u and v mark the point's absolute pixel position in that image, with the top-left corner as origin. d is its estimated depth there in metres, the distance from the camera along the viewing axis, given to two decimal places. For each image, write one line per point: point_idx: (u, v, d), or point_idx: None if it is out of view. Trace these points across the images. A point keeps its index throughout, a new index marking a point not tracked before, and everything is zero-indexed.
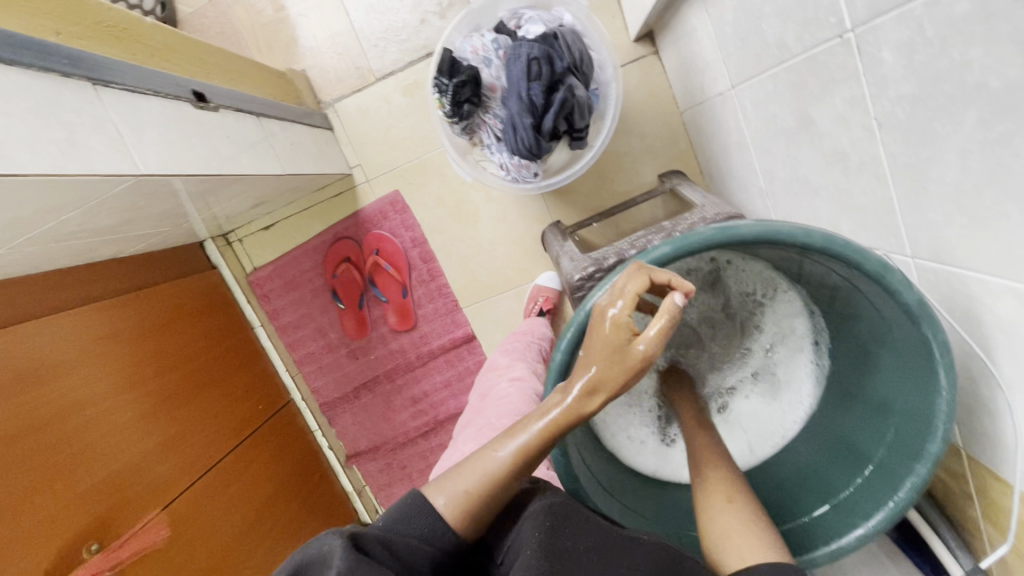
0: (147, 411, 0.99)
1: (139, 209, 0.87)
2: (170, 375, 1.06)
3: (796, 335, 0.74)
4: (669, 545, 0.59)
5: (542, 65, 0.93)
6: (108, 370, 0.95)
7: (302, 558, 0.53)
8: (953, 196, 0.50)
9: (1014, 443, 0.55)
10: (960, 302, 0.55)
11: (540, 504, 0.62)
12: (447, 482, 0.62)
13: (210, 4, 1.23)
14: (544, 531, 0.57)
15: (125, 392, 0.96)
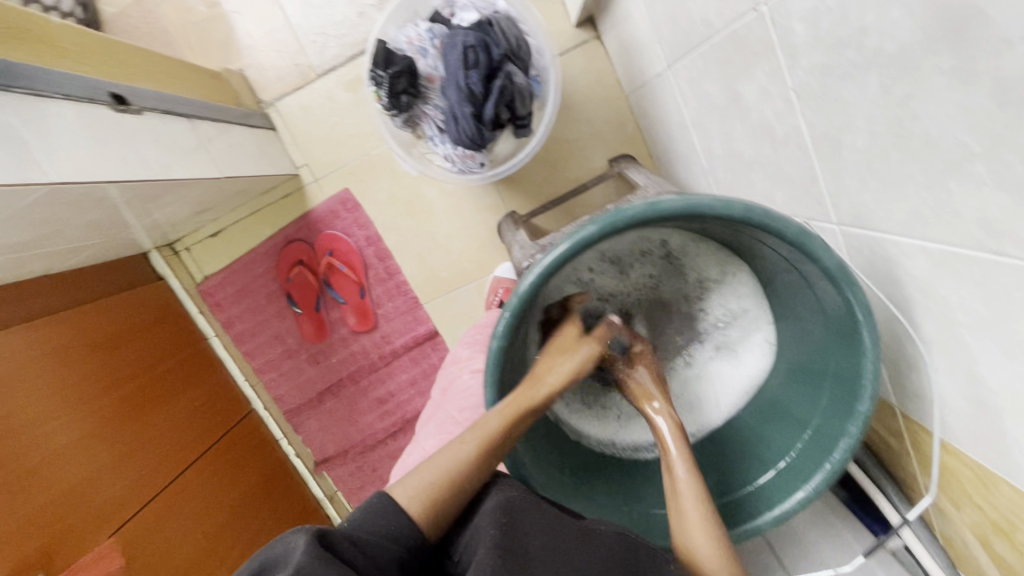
0: (103, 426, 0.96)
1: (67, 221, 0.77)
2: (113, 394, 1.00)
3: (744, 310, 0.67)
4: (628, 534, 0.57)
5: (478, 52, 0.84)
6: (46, 392, 0.89)
7: (261, 563, 0.46)
8: (874, 177, 0.47)
9: (935, 398, 0.53)
10: (882, 267, 0.53)
11: (498, 497, 0.57)
12: (408, 479, 0.56)
13: (136, 4, 1.17)
14: (501, 529, 0.53)
15: (66, 414, 0.90)
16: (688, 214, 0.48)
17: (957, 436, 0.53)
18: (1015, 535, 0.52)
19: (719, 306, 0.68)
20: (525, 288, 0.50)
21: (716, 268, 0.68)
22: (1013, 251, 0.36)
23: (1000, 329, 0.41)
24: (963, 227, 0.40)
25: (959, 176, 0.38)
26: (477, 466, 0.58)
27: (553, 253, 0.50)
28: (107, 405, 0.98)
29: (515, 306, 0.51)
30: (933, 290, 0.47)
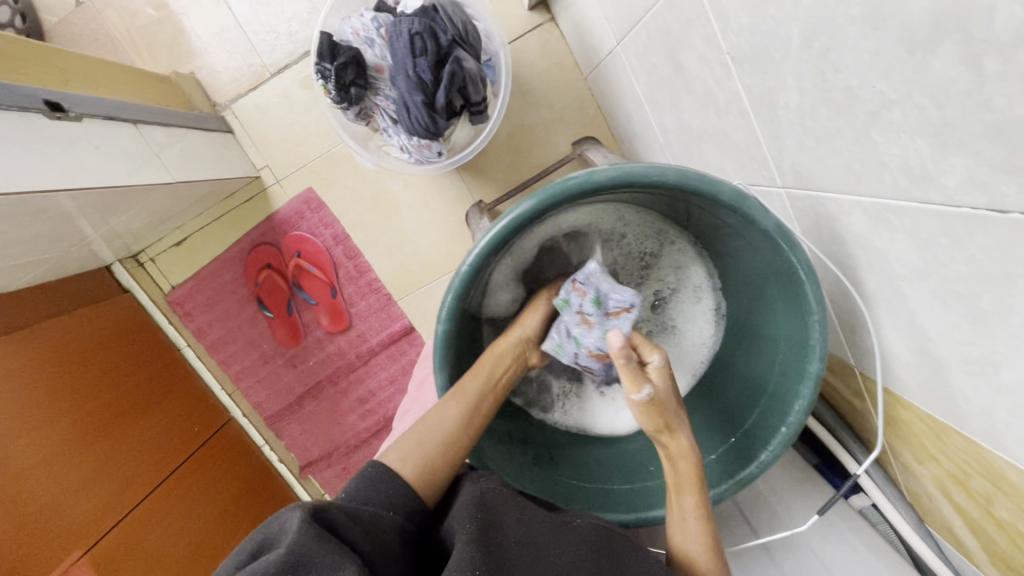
0: (69, 443, 0.92)
1: (19, 234, 0.75)
2: (84, 407, 0.98)
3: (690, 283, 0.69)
4: (601, 525, 0.57)
5: (425, 39, 0.83)
6: (13, 406, 0.86)
7: (257, 543, 0.43)
8: (808, 135, 0.47)
9: (887, 354, 0.53)
10: (826, 227, 0.53)
11: (470, 491, 0.55)
12: (395, 443, 0.56)
13: (78, 10, 1.14)
14: (478, 522, 0.50)
15: (35, 428, 0.88)
16: (622, 183, 0.47)
17: (909, 390, 0.53)
18: (970, 483, 0.52)
19: (665, 281, 0.69)
20: (466, 270, 0.50)
21: (661, 240, 0.68)
22: (935, 196, 0.36)
23: (933, 277, 0.41)
24: (889, 177, 0.40)
25: (880, 126, 0.38)
26: (461, 426, 0.59)
27: (490, 233, 0.49)
28: (72, 423, 0.95)
29: (457, 289, 0.51)
30: (872, 244, 0.47)
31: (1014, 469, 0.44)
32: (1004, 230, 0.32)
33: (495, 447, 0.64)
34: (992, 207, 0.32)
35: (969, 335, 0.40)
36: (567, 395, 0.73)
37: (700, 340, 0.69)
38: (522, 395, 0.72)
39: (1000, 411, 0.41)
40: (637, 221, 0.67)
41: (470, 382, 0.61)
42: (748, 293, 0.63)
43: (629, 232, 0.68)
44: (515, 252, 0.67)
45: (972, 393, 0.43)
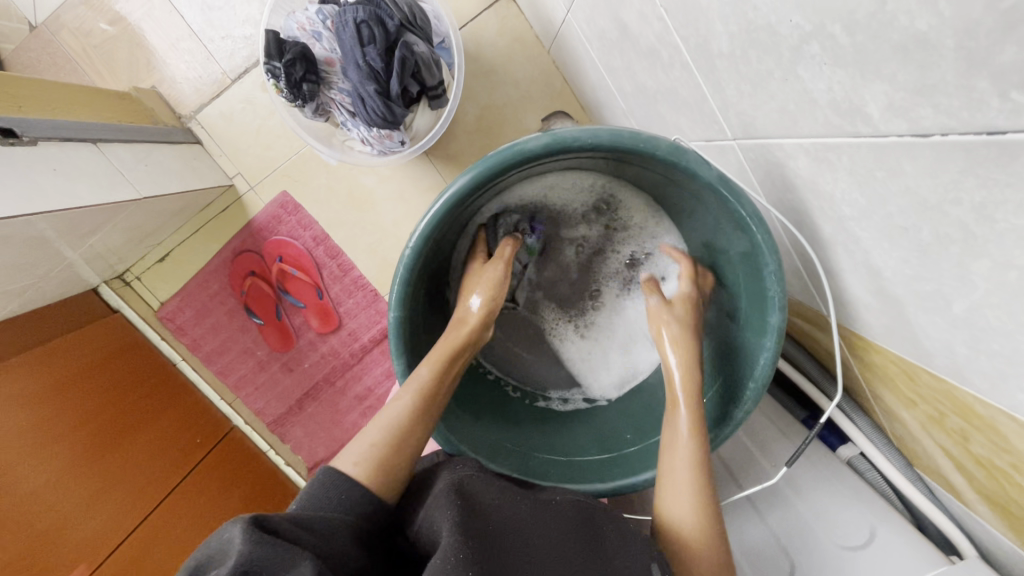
0: (80, 457, 0.94)
1: None
2: (92, 422, 1.00)
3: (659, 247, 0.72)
4: (582, 502, 0.56)
5: (372, 27, 0.81)
6: (25, 423, 0.88)
7: (199, 561, 0.39)
8: (744, 81, 0.45)
9: (852, 300, 0.52)
10: (777, 174, 0.51)
11: (447, 480, 0.53)
12: (350, 444, 0.52)
13: (33, 36, 1.14)
14: (461, 508, 0.48)
15: (47, 444, 0.90)
16: (555, 150, 0.48)
17: (876, 332, 0.52)
18: (947, 423, 0.51)
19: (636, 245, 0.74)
20: (410, 250, 0.54)
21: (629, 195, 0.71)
22: (865, 129, 0.35)
23: (878, 215, 0.39)
24: (822, 114, 0.38)
25: (804, 61, 0.36)
26: (424, 412, 0.57)
27: (429, 215, 0.52)
28: (83, 436, 0.97)
29: (405, 270, 0.55)
30: (819, 188, 0.45)
31: (981, 402, 0.42)
32: (930, 154, 0.31)
33: (467, 430, 0.64)
34: (916, 132, 0.31)
35: (919, 269, 0.39)
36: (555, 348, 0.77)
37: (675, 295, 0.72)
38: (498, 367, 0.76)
39: (958, 344, 0.40)
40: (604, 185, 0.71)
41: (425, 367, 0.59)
42: (710, 248, 0.64)
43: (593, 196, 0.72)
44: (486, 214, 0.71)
45: (931, 329, 0.42)
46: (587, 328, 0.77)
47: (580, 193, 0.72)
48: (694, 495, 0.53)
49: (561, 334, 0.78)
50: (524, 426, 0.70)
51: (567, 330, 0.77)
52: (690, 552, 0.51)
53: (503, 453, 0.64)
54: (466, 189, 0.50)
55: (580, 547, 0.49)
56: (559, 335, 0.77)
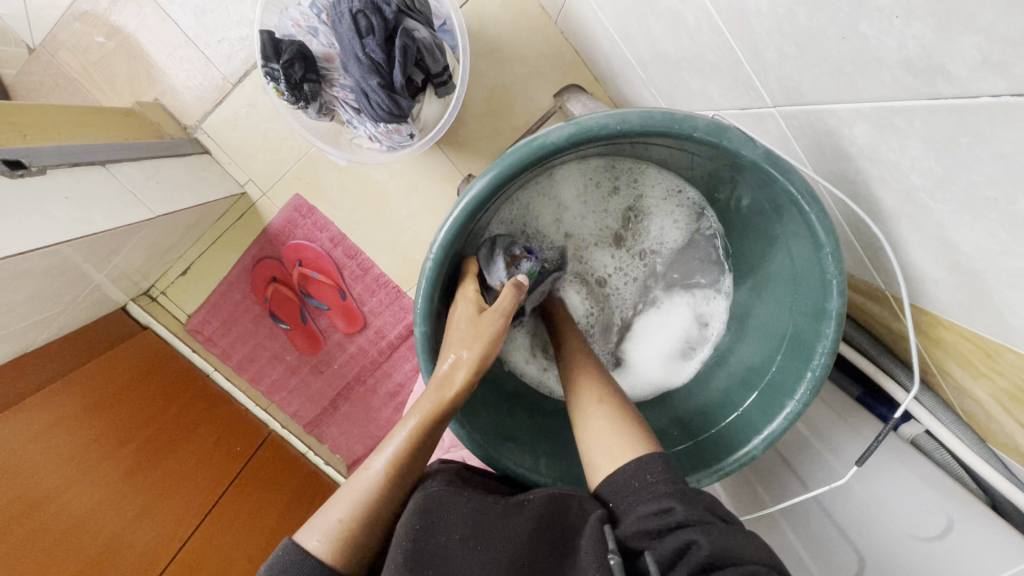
0: (132, 471, 0.97)
1: (16, 291, 0.75)
2: (139, 436, 1.02)
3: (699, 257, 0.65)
4: (557, 494, 0.55)
5: (369, 16, 0.76)
6: (77, 442, 0.91)
7: None
8: (789, 42, 0.40)
9: (919, 274, 0.46)
10: (827, 142, 0.45)
11: (416, 497, 0.53)
12: (314, 520, 0.49)
13: (33, 58, 1.12)
14: (414, 533, 0.48)
15: (100, 461, 0.93)
16: (580, 140, 0.44)
17: (945, 307, 0.47)
18: None
19: (674, 250, 0.66)
20: (432, 260, 0.51)
21: (654, 197, 0.64)
22: (948, 90, 0.30)
23: (957, 184, 0.35)
24: (889, 75, 0.33)
25: (868, 15, 0.32)
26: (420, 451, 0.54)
27: (447, 224, 0.49)
28: (135, 449, 1.00)
29: (428, 283, 0.53)
30: (882, 157, 0.40)
31: None
32: None
33: (507, 441, 0.62)
34: (1019, 90, 0.26)
35: (1009, 243, 0.34)
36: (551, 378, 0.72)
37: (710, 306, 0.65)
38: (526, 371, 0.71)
39: None
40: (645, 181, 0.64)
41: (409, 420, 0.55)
42: (741, 229, 0.60)
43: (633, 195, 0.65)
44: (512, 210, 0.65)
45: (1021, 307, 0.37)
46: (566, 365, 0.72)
47: (617, 191, 0.65)
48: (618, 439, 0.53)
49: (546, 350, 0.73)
50: (559, 427, 0.67)
51: (532, 362, 0.72)
52: (620, 481, 0.50)
53: (545, 460, 0.63)
54: (487, 187, 0.47)
55: (545, 553, 0.49)
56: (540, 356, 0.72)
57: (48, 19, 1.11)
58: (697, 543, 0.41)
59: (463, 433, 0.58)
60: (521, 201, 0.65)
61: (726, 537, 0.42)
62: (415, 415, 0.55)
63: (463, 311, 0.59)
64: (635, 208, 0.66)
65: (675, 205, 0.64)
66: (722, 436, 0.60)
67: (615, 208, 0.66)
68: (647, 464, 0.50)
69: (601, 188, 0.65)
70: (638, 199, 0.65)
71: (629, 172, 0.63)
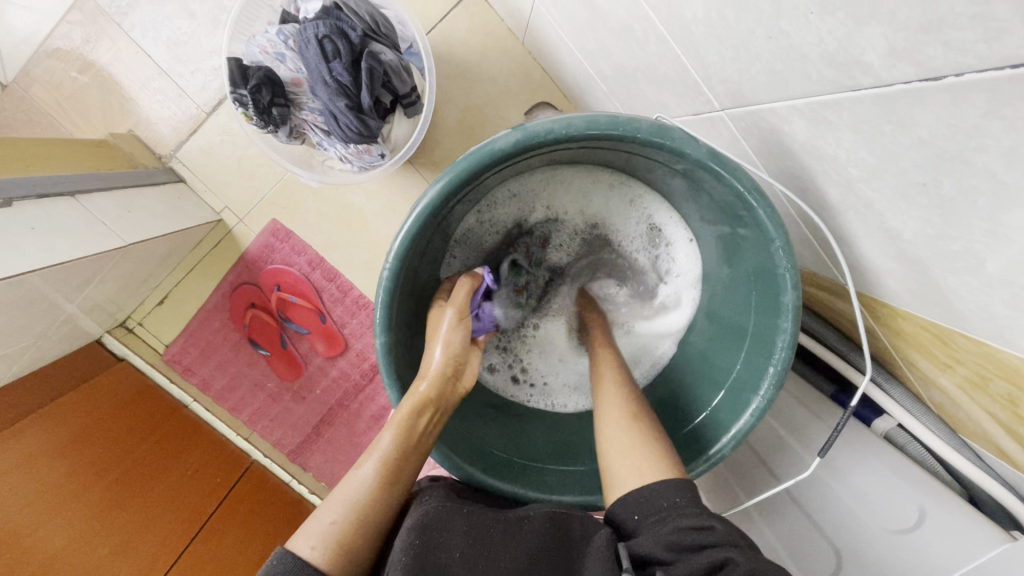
0: (105, 509, 0.95)
1: None
2: (113, 471, 1.00)
3: (676, 259, 0.68)
4: (558, 515, 0.55)
5: (335, 41, 0.78)
6: (47, 481, 0.89)
7: None
8: (725, 45, 0.42)
9: (876, 266, 0.47)
10: (773, 140, 0.47)
11: (415, 514, 0.51)
12: (306, 527, 0.47)
13: (4, 94, 1.12)
14: (414, 551, 0.47)
15: (72, 498, 0.91)
16: (527, 146, 0.45)
17: (898, 296, 0.48)
18: (990, 386, 0.46)
19: (658, 252, 0.70)
20: (388, 269, 0.52)
21: (657, 203, 0.67)
22: (866, 80, 0.31)
23: (890, 173, 0.36)
24: (813, 70, 0.34)
25: (787, 14, 0.33)
26: (407, 453, 0.53)
27: (402, 232, 0.50)
28: (110, 484, 0.98)
29: (386, 292, 0.53)
30: (822, 151, 0.41)
31: None
32: (943, 100, 0.27)
33: (479, 454, 0.61)
34: (925, 76, 0.27)
35: (943, 228, 0.35)
36: (511, 381, 0.73)
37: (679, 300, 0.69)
38: (486, 365, 0.72)
39: (998, 304, 0.36)
40: (635, 187, 0.68)
41: (386, 435, 0.53)
42: (704, 227, 0.61)
43: (624, 200, 0.69)
44: (509, 197, 0.69)
45: (964, 290, 0.38)
46: (524, 366, 0.73)
47: (611, 192, 0.68)
48: (634, 451, 0.53)
49: (517, 345, 0.74)
50: (533, 437, 0.67)
51: (492, 353, 0.73)
52: (647, 493, 0.49)
53: (520, 473, 0.62)
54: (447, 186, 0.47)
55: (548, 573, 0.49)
56: (502, 353, 0.73)
57: (21, 56, 1.12)
58: (734, 563, 0.42)
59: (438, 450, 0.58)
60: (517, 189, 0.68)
61: (756, 558, 0.43)
62: (413, 397, 0.56)
63: (442, 294, 0.65)
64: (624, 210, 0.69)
65: (661, 211, 0.67)
66: (693, 434, 0.60)
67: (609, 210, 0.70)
68: (681, 487, 0.49)
69: (593, 191, 0.69)
70: (627, 204, 0.69)
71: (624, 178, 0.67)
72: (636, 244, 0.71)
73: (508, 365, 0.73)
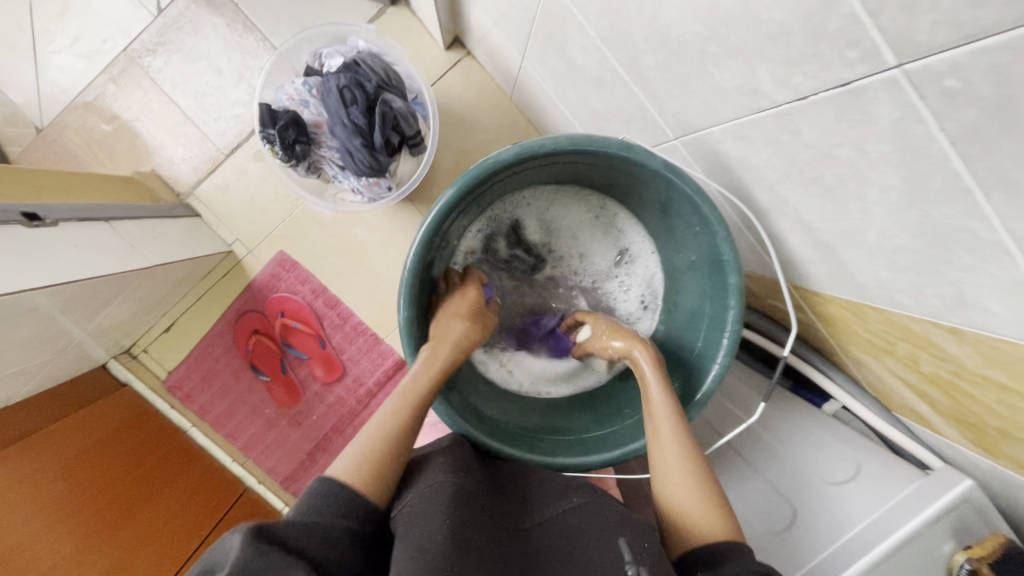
0: (105, 525, 0.96)
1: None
2: (114, 488, 1.02)
3: (644, 277, 0.83)
4: (580, 507, 0.59)
5: (353, 90, 0.92)
6: (52, 495, 0.91)
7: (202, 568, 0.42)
8: (672, 85, 0.55)
9: (802, 256, 0.59)
10: (715, 158, 0.60)
11: (448, 484, 0.55)
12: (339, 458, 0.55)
13: (40, 137, 1.24)
14: (451, 518, 0.50)
15: (75, 512, 0.93)
16: (525, 156, 0.57)
17: (822, 282, 0.60)
18: (898, 352, 0.57)
19: (631, 273, 0.84)
20: (413, 255, 0.63)
21: (633, 232, 0.82)
22: (765, 103, 0.44)
23: (794, 172, 0.48)
24: (732, 99, 0.48)
25: (709, 60, 0.47)
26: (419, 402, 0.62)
27: (428, 222, 0.62)
28: (110, 501, 1.00)
29: (408, 275, 0.64)
30: (748, 163, 0.54)
31: (915, 320, 0.49)
32: (811, 112, 0.40)
33: (479, 426, 0.70)
34: (798, 96, 0.40)
35: (835, 211, 0.47)
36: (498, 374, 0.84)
37: (642, 309, 0.83)
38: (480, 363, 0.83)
39: (881, 270, 0.48)
40: (618, 216, 0.82)
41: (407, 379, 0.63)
42: (668, 237, 0.75)
43: (609, 227, 0.83)
44: (514, 207, 0.83)
45: (860, 264, 0.50)
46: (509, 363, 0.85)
47: (599, 219, 0.83)
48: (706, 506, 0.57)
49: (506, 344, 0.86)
50: (525, 420, 0.76)
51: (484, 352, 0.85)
52: (715, 547, 0.53)
53: (515, 442, 0.70)
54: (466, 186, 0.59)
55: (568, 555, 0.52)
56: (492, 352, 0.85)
57: (58, 105, 1.25)
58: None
59: (440, 402, 0.67)
60: (522, 201, 0.83)
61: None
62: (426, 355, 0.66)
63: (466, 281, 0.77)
64: (608, 235, 0.84)
65: (637, 238, 0.82)
66: None
67: (595, 233, 0.84)
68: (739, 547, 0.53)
69: (584, 215, 0.84)
70: (612, 230, 0.84)
71: (610, 207, 0.82)
72: (615, 265, 0.85)
73: (499, 365, 0.85)
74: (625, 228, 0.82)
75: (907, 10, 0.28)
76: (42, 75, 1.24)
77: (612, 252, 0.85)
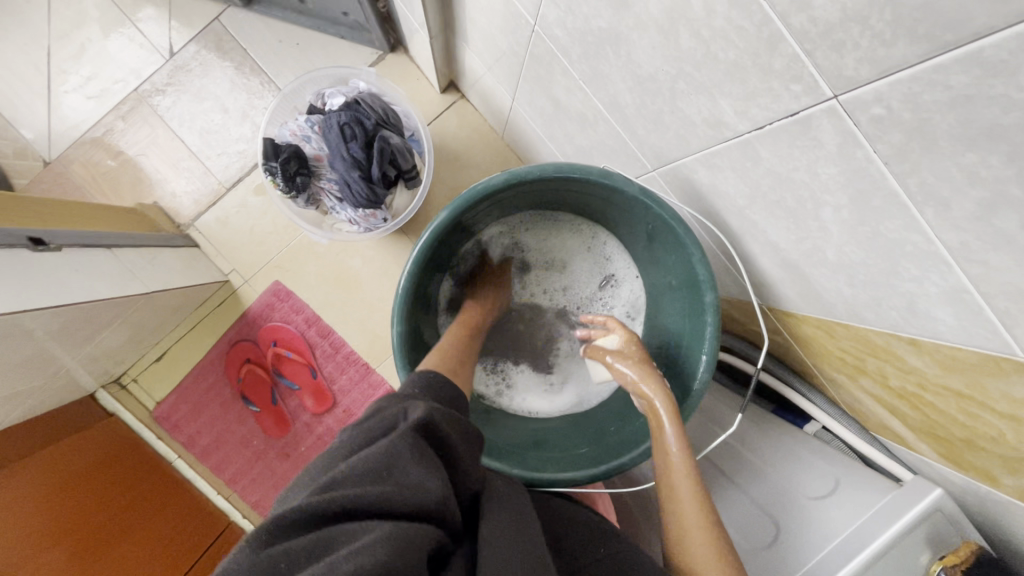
0: (87, 553, 0.94)
1: None
2: (98, 515, 1.01)
3: (628, 298, 0.88)
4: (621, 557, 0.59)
5: (353, 127, 0.98)
6: (35, 520, 0.90)
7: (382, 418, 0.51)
8: (648, 120, 0.60)
9: (773, 277, 0.63)
10: (690, 187, 0.64)
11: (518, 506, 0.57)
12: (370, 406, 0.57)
13: (46, 169, 1.29)
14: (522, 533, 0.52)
15: (57, 538, 0.91)
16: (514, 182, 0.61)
17: (794, 301, 0.63)
18: (868, 368, 0.60)
19: (616, 295, 0.89)
20: (410, 268, 0.66)
21: (620, 258, 0.88)
22: (729, 134, 0.49)
23: (758, 197, 0.53)
24: (700, 131, 0.53)
25: (677, 97, 0.52)
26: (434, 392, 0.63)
27: (426, 237, 0.65)
28: (94, 529, 0.98)
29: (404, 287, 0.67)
30: (719, 190, 0.59)
31: (878, 333, 0.53)
32: (767, 140, 0.45)
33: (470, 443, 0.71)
34: (755, 127, 0.45)
35: (797, 232, 0.51)
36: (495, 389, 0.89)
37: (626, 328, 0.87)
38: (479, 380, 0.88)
39: (843, 285, 0.52)
40: (605, 242, 0.88)
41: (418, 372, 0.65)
42: (648, 261, 0.80)
43: (597, 251, 0.89)
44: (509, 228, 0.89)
45: (824, 281, 0.54)
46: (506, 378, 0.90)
47: (588, 244, 0.89)
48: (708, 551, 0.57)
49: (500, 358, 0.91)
50: (516, 439, 0.77)
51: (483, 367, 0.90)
52: None
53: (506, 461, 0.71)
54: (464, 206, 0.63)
55: None
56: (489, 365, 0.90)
57: (67, 140, 1.30)
58: None
59: None
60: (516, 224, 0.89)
61: None
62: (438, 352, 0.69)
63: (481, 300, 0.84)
64: (597, 260, 0.90)
65: (622, 262, 0.88)
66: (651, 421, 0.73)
67: (585, 257, 0.90)
68: None
69: (574, 239, 0.89)
70: (600, 255, 0.89)
71: (599, 234, 0.88)
72: (602, 287, 0.90)
73: (496, 380, 0.89)
74: (611, 253, 0.88)
75: (836, 50, 0.33)
76: (54, 111, 1.29)
77: (599, 275, 0.90)
